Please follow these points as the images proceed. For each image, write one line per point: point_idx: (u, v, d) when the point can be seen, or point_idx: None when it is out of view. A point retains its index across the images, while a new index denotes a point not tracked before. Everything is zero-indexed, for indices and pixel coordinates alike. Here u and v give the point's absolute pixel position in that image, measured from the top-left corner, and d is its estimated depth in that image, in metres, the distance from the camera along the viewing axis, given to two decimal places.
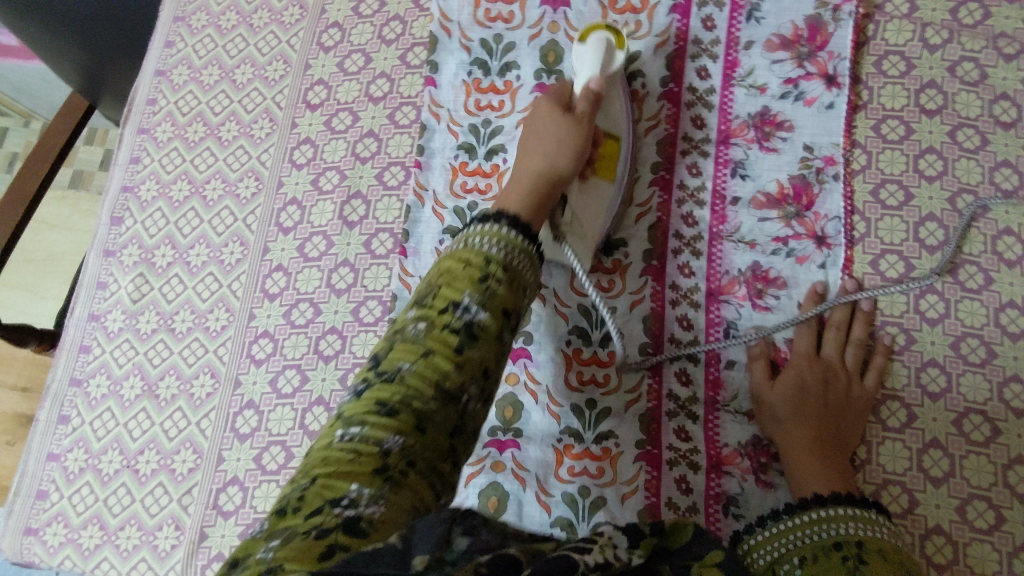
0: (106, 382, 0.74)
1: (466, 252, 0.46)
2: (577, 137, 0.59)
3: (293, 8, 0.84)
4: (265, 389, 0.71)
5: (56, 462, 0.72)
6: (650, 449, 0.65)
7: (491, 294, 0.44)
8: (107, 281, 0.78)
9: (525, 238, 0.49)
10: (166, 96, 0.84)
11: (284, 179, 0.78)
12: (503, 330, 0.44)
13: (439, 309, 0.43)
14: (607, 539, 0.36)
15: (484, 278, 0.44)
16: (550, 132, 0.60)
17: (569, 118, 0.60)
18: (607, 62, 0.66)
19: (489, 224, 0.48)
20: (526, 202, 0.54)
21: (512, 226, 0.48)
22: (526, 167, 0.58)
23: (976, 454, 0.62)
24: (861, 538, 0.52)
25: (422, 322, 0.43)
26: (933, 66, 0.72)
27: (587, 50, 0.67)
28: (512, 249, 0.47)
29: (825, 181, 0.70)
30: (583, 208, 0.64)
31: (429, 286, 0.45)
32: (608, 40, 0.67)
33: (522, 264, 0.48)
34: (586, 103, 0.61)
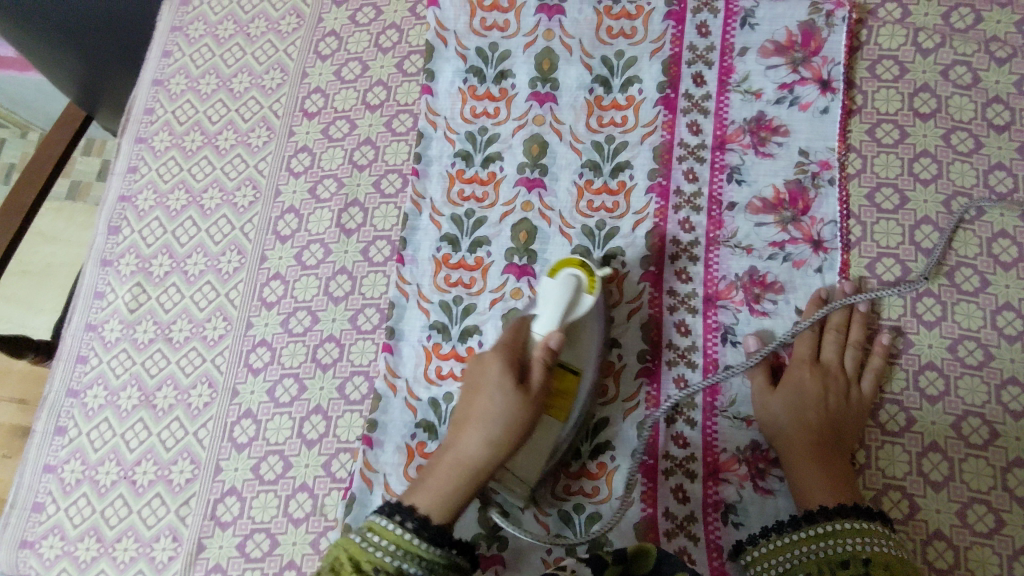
0: (103, 392, 0.74)
1: (359, 553, 0.52)
2: (517, 413, 0.57)
3: (290, 17, 0.85)
4: (263, 399, 0.70)
5: (52, 474, 0.71)
6: (648, 459, 0.65)
7: (386, 572, 0.51)
8: (104, 290, 0.78)
9: (415, 522, 0.54)
10: (163, 105, 0.84)
11: (281, 188, 0.78)
12: (419, 554, 0.54)
13: (360, 570, 0.52)
14: (575, 573, 0.47)
15: (377, 575, 0.52)
16: (489, 376, 0.58)
17: (512, 386, 0.57)
18: (569, 313, 0.59)
19: (386, 520, 0.54)
20: (437, 492, 0.57)
21: (410, 526, 0.54)
22: (447, 460, 0.58)
23: (975, 457, 0.62)
24: (867, 556, 0.54)
25: (334, 566, 0.52)
26: (927, 69, 0.72)
27: (556, 293, 0.59)
28: (401, 547, 0.53)
29: (820, 185, 0.70)
30: (519, 464, 0.62)
31: (338, 549, 0.53)
32: (579, 283, 0.60)
33: (412, 566, 0.53)
34: (539, 374, 0.58)
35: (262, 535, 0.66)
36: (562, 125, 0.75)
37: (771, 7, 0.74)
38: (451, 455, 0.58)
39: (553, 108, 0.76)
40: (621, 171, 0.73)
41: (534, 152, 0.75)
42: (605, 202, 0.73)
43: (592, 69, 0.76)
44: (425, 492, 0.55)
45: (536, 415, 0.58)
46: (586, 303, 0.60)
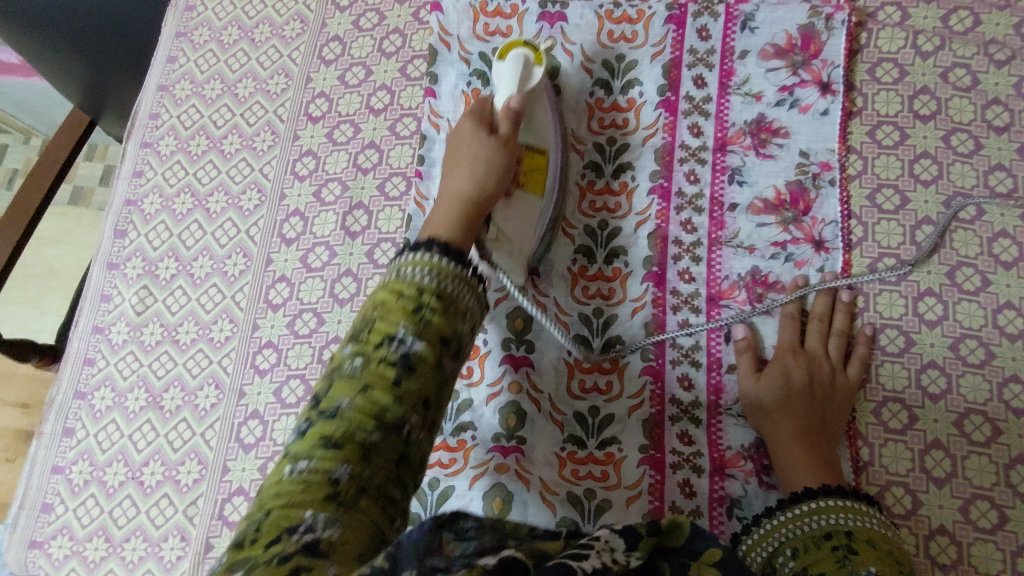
0: (110, 394, 0.74)
1: (398, 281, 0.46)
2: (500, 155, 0.59)
3: (295, 22, 0.86)
4: (269, 400, 0.71)
5: (60, 475, 0.72)
6: (653, 454, 0.66)
7: (426, 324, 0.45)
8: (111, 293, 0.78)
9: (454, 263, 0.48)
10: (169, 110, 0.85)
11: (286, 191, 0.79)
12: (444, 357, 0.45)
13: (376, 344, 0.44)
14: (605, 542, 0.39)
15: (417, 309, 0.45)
16: (467, 156, 0.59)
17: (491, 141, 0.60)
18: (524, 79, 0.67)
19: (419, 252, 0.48)
20: (456, 211, 0.55)
21: (443, 253, 0.48)
22: (446, 191, 0.57)
23: (977, 454, 0.63)
24: (852, 530, 0.53)
25: (359, 357, 0.43)
26: (926, 72, 0.73)
27: (506, 70, 0.68)
28: (441, 276, 0.47)
29: (821, 186, 0.71)
30: (511, 223, 0.63)
31: (364, 320, 0.46)
32: (528, 58, 0.68)
33: (459, 293, 0.47)
34: (508, 123, 0.62)
35: None
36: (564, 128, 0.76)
37: (771, 10, 0.75)
38: (448, 190, 0.57)
39: None
40: (623, 173, 0.74)
41: None
42: (607, 203, 0.74)
43: (592, 73, 0.77)
44: (459, 279, 0.48)
45: (512, 154, 0.61)
46: (535, 77, 0.68)
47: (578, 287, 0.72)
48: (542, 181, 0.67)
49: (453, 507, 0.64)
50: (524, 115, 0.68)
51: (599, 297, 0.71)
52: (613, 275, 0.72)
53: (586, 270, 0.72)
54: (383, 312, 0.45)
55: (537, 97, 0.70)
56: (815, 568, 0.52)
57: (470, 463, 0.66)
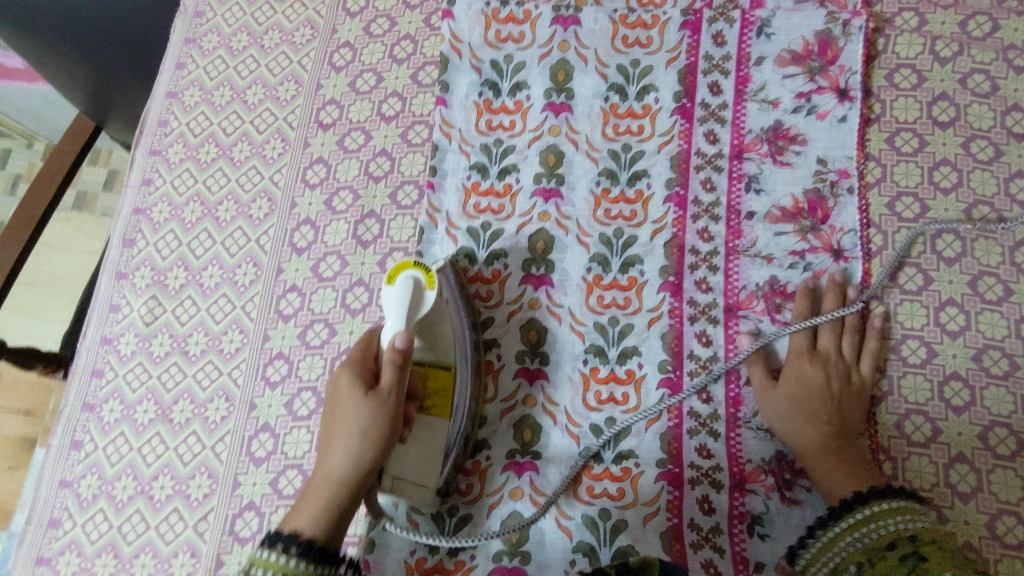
0: (119, 407, 0.73)
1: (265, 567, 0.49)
2: (382, 425, 0.56)
3: (304, 29, 0.85)
4: (280, 412, 0.70)
5: (69, 489, 0.71)
6: (672, 469, 0.64)
7: None
8: (119, 303, 0.77)
9: (319, 556, 0.51)
10: (177, 117, 0.84)
11: (297, 200, 0.78)
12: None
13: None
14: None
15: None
16: (351, 419, 0.56)
17: (365, 410, 0.55)
18: (412, 311, 0.59)
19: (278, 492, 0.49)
20: (319, 503, 0.54)
21: (300, 503, 0.49)
22: (317, 480, 0.55)
23: (1002, 468, 0.62)
24: (911, 532, 0.52)
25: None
26: (944, 78, 0.72)
27: (393, 308, 0.58)
28: (305, 565, 0.50)
29: (840, 194, 0.70)
30: (407, 464, 0.60)
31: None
32: (418, 280, 0.59)
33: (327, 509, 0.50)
34: (391, 371, 0.56)
35: None
36: (578, 134, 0.75)
37: (788, 16, 0.74)
38: (319, 479, 0.55)
39: (568, 117, 0.75)
40: (639, 180, 0.73)
41: (550, 163, 0.75)
42: (622, 211, 0.73)
43: (607, 78, 0.76)
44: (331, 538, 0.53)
45: (391, 415, 0.56)
46: (429, 300, 0.59)
47: (593, 297, 0.70)
48: (450, 403, 0.62)
49: (468, 532, 0.64)
50: (424, 328, 0.62)
51: (615, 307, 0.70)
52: (629, 284, 0.70)
53: (601, 279, 0.71)
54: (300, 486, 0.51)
55: (435, 315, 0.62)
56: None
57: (486, 488, 0.65)
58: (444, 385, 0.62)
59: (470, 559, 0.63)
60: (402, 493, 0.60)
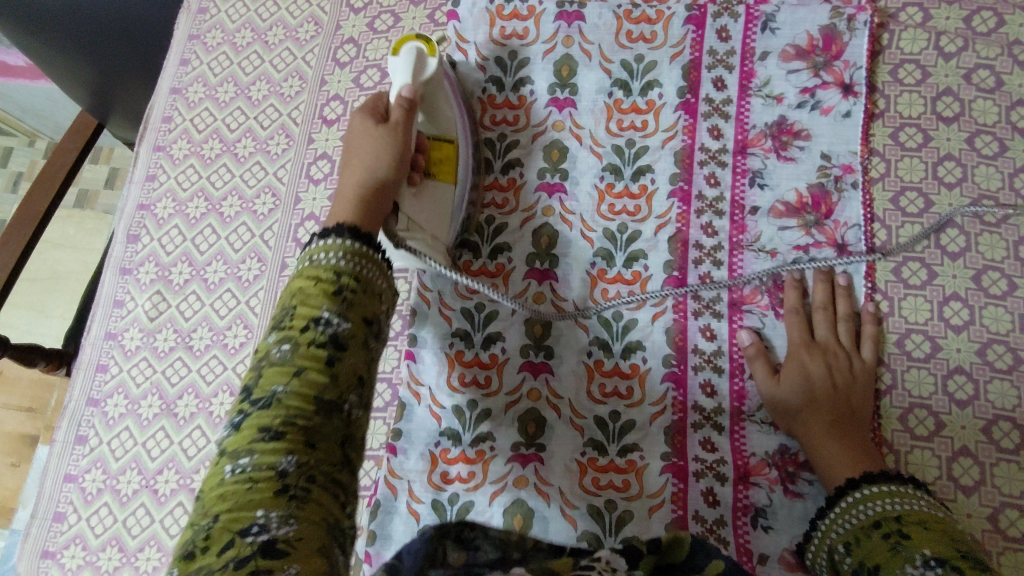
0: (123, 401, 0.73)
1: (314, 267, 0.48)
2: (390, 146, 0.60)
3: (308, 24, 0.85)
4: None
5: (73, 483, 0.71)
6: (676, 461, 0.64)
7: (347, 304, 0.47)
8: (123, 299, 0.77)
9: (364, 243, 0.51)
10: (181, 113, 0.84)
11: (301, 195, 0.78)
12: (367, 334, 0.48)
13: (301, 327, 0.45)
14: (605, 562, 0.39)
15: (338, 291, 0.47)
16: (366, 150, 0.59)
17: (387, 128, 0.61)
18: (416, 71, 0.67)
19: (326, 238, 0.50)
20: (367, 208, 0.56)
21: (352, 236, 0.50)
22: (344, 186, 0.58)
23: (1007, 462, 0.62)
24: (899, 513, 0.52)
25: (285, 343, 0.45)
26: (948, 73, 0.72)
27: (405, 62, 0.67)
28: (358, 259, 0.49)
29: (844, 189, 0.70)
30: (422, 213, 0.65)
31: (284, 308, 0.47)
32: (420, 49, 0.68)
33: (370, 273, 0.50)
34: (400, 111, 0.62)
35: None
36: (582, 130, 0.75)
37: (792, 11, 0.74)
38: (345, 184, 0.58)
39: (572, 113, 0.75)
40: (643, 175, 0.73)
41: (554, 158, 0.75)
42: (626, 206, 0.72)
43: (611, 73, 0.76)
44: (385, 272, 0.52)
45: (406, 140, 0.61)
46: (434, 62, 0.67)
47: (598, 290, 0.71)
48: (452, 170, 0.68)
49: (472, 522, 0.64)
50: (424, 104, 0.68)
51: (620, 301, 0.70)
52: (633, 278, 0.70)
53: (606, 273, 0.71)
54: (303, 300, 0.47)
55: (435, 88, 0.69)
56: (870, 558, 0.51)
57: (489, 478, 0.65)
58: (444, 152, 0.68)
59: None
60: (415, 235, 0.64)
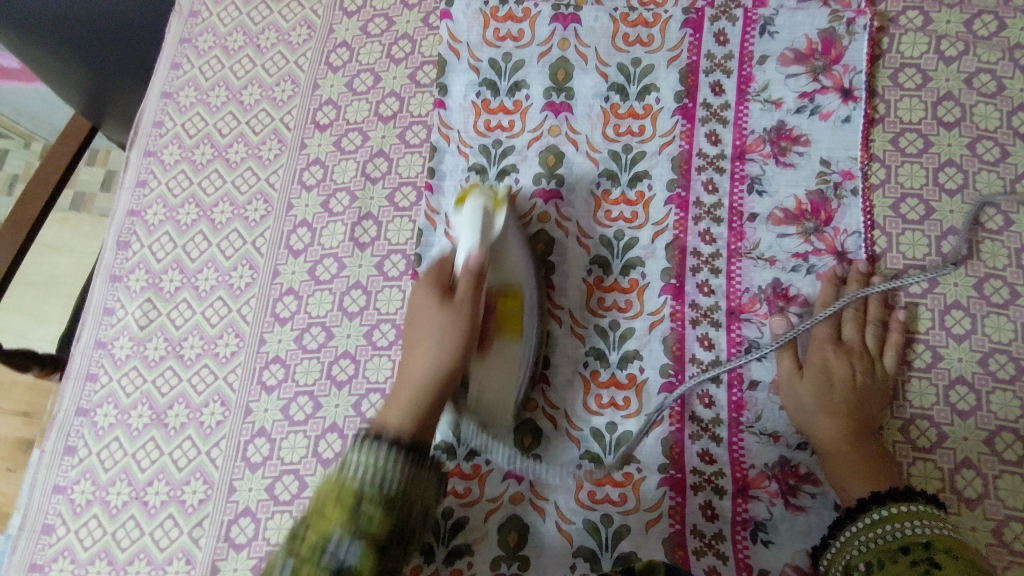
0: (113, 411, 0.72)
1: (340, 478, 0.46)
2: (460, 325, 0.59)
3: (301, 28, 0.84)
4: (276, 417, 0.69)
5: (62, 495, 0.70)
6: (674, 473, 0.63)
7: (366, 520, 0.44)
8: (114, 307, 0.76)
9: (400, 456, 0.48)
10: (172, 118, 0.83)
11: (293, 202, 0.77)
12: (381, 562, 0.44)
13: (308, 549, 0.42)
14: None
15: (357, 503, 0.45)
16: (432, 319, 0.60)
17: (455, 308, 0.60)
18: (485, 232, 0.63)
19: (365, 444, 0.48)
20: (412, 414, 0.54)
21: (394, 447, 0.49)
22: (408, 375, 0.59)
23: (1009, 474, 0.61)
24: (925, 538, 0.51)
25: (288, 562, 0.42)
26: (949, 78, 0.71)
27: (471, 216, 0.63)
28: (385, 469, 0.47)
29: (843, 195, 0.69)
30: (489, 382, 0.64)
31: (298, 524, 0.45)
32: (484, 207, 0.64)
33: (411, 497, 0.47)
34: (466, 288, 0.60)
35: None
36: (578, 135, 0.74)
37: (791, 14, 0.73)
38: (410, 373, 0.59)
39: (568, 117, 0.74)
40: (640, 181, 0.72)
41: (550, 164, 0.73)
42: (623, 213, 0.72)
43: (607, 78, 0.75)
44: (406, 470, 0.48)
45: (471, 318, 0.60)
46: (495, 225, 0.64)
47: (594, 299, 0.70)
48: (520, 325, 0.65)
49: (467, 539, 0.63)
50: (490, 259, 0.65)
51: (616, 310, 0.69)
52: (630, 287, 0.69)
53: (602, 281, 0.70)
54: (320, 515, 0.44)
55: (501, 241, 0.66)
56: None
57: (486, 493, 0.64)
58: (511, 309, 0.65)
59: (468, 566, 0.63)
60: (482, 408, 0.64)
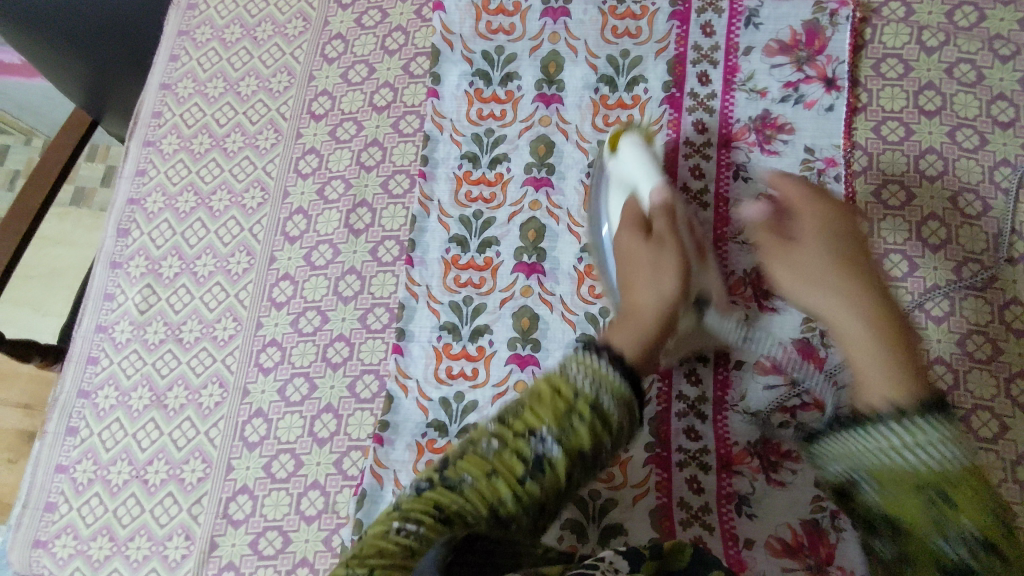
0: (114, 393, 0.74)
1: (560, 381, 0.49)
2: (670, 257, 0.60)
3: (297, 20, 0.85)
4: (273, 398, 0.71)
5: (64, 474, 0.72)
6: (660, 452, 0.65)
7: (569, 430, 0.47)
8: (114, 292, 0.78)
9: (614, 373, 0.50)
10: (171, 108, 0.85)
11: (289, 189, 0.78)
12: (573, 471, 0.47)
13: (517, 433, 0.47)
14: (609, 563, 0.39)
15: (568, 412, 0.48)
16: (643, 256, 0.61)
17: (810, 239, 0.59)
18: (652, 161, 0.67)
19: (588, 356, 0.51)
20: (636, 331, 0.56)
21: (610, 365, 0.51)
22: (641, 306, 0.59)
23: (986, 450, 0.62)
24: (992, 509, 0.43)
25: (496, 439, 0.47)
26: (930, 68, 0.73)
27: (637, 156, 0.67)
28: (600, 386, 0.49)
29: (827, 182, 0.71)
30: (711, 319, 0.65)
31: (516, 402, 0.49)
32: (638, 140, 0.68)
33: (612, 406, 0.49)
34: (663, 221, 0.62)
35: (274, 534, 0.66)
36: (568, 125, 0.75)
37: (776, 6, 0.75)
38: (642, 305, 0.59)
39: (559, 108, 0.76)
40: None
41: (540, 152, 0.75)
42: None
43: (597, 70, 0.77)
44: (625, 407, 0.50)
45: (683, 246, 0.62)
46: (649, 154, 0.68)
47: (585, 286, 0.71)
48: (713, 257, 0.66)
49: None
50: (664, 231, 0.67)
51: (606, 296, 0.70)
52: None
53: (592, 269, 0.71)
54: (537, 399, 0.49)
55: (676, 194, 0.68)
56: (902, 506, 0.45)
57: None
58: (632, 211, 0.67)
59: None
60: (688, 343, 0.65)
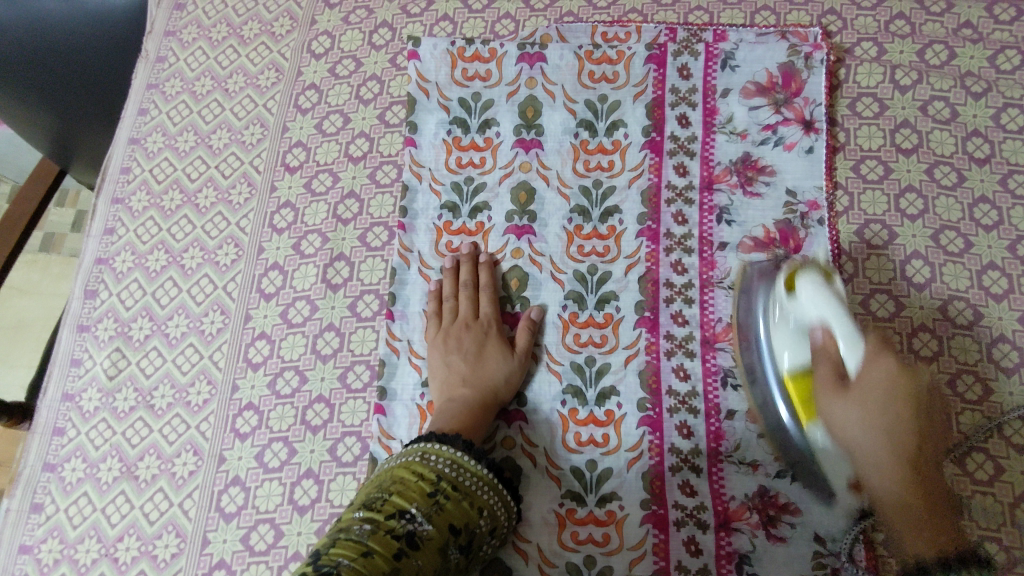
0: (82, 465, 0.70)
1: (419, 465, 0.56)
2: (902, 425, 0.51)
3: (269, 71, 0.84)
4: (250, 464, 0.68)
5: (28, 555, 0.68)
6: (656, 511, 0.63)
7: (438, 508, 0.53)
8: (81, 357, 0.75)
9: (468, 456, 0.58)
10: (140, 163, 0.83)
11: (264, 244, 0.76)
12: (445, 544, 0.53)
13: (388, 514, 0.51)
14: None
15: (433, 492, 0.54)
16: (874, 407, 0.51)
17: (865, 426, 0.52)
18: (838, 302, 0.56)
19: (442, 444, 0.58)
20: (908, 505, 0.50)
21: (464, 448, 0.58)
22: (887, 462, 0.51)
23: (981, 494, 0.61)
24: None
25: (368, 522, 0.50)
26: (905, 106, 0.73)
27: (824, 295, 0.56)
28: (460, 469, 0.57)
29: (810, 225, 0.70)
30: (855, 417, 0.52)
31: (380, 491, 0.54)
32: (818, 279, 0.58)
33: (472, 484, 0.57)
34: (879, 369, 0.52)
35: None
36: (549, 170, 0.74)
37: (751, 48, 0.75)
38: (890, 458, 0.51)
39: (538, 154, 0.75)
40: (611, 217, 0.72)
41: (521, 200, 0.74)
42: (595, 247, 0.72)
43: (576, 114, 0.76)
44: (490, 486, 0.58)
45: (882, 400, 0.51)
46: (841, 289, 0.58)
47: (570, 335, 0.69)
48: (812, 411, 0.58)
49: None
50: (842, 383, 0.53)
51: (592, 345, 0.69)
52: (605, 321, 0.69)
53: (577, 317, 0.70)
54: (403, 485, 0.54)
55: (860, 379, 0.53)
56: None
57: None
58: (799, 390, 0.59)
59: None
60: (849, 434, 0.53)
